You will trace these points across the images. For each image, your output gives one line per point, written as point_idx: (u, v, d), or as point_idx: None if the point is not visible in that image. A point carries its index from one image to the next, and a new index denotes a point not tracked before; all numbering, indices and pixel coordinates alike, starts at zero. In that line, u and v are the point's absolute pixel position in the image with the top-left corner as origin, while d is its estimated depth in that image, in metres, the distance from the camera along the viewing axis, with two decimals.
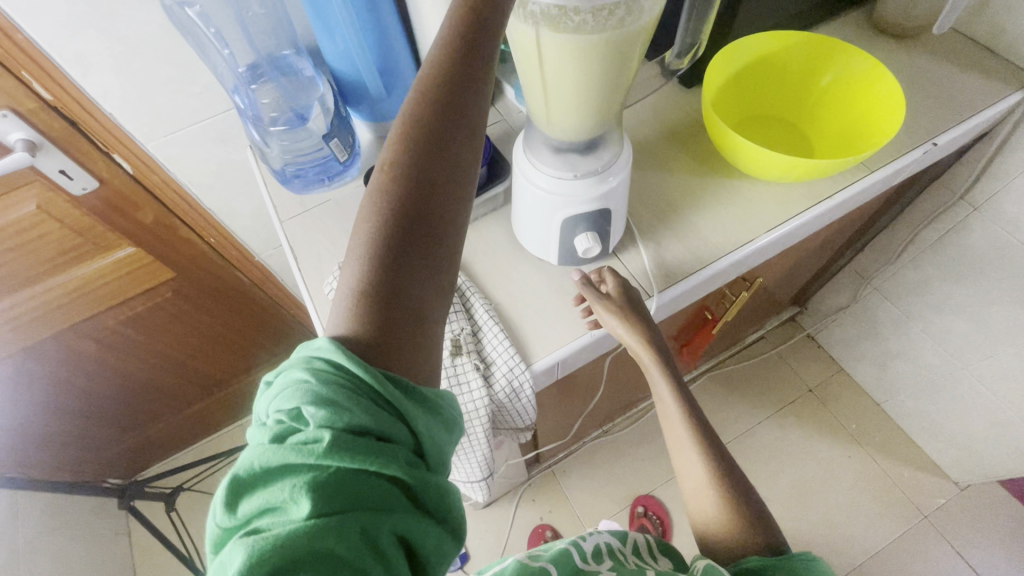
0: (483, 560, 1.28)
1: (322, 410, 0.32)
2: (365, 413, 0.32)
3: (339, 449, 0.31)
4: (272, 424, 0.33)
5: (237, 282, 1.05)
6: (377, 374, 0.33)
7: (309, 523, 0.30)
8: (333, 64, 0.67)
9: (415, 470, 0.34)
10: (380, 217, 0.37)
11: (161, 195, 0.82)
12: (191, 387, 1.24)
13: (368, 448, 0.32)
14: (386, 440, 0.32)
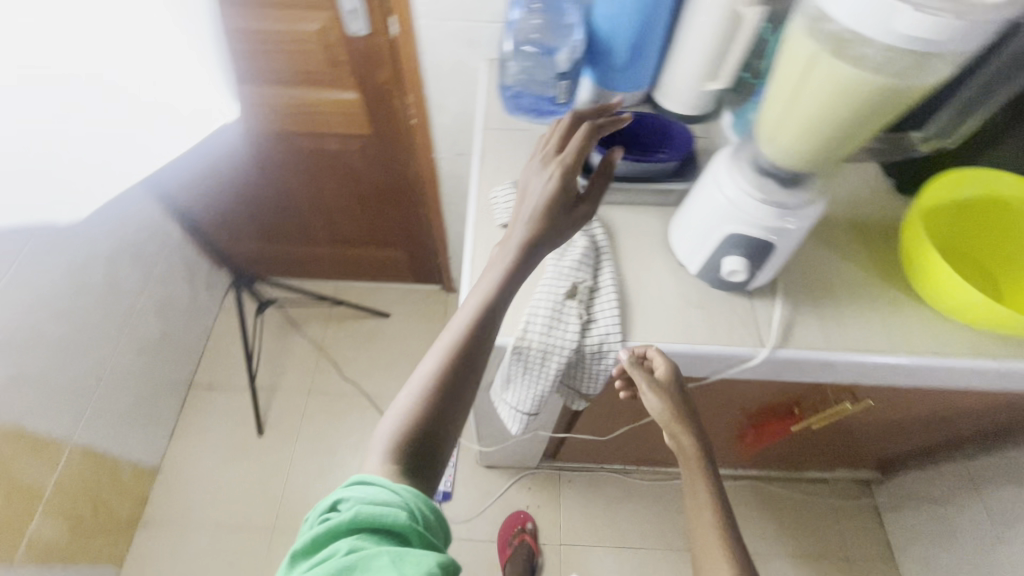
0: (461, 508, 1.34)
1: (350, 498, 0.47)
2: (380, 496, 0.47)
3: (361, 516, 0.46)
4: (320, 517, 0.48)
5: (408, 165, 1.19)
6: (392, 477, 0.49)
7: (344, 558, 0.43)
8: (595, 20, 0.72)
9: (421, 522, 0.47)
10: (431, 380, 0.53)
11: (402, 66, 0.96)
12: (323, 231, 1.42)
13: (382, 515, 0.46)
14: (396, 502, 0.47)
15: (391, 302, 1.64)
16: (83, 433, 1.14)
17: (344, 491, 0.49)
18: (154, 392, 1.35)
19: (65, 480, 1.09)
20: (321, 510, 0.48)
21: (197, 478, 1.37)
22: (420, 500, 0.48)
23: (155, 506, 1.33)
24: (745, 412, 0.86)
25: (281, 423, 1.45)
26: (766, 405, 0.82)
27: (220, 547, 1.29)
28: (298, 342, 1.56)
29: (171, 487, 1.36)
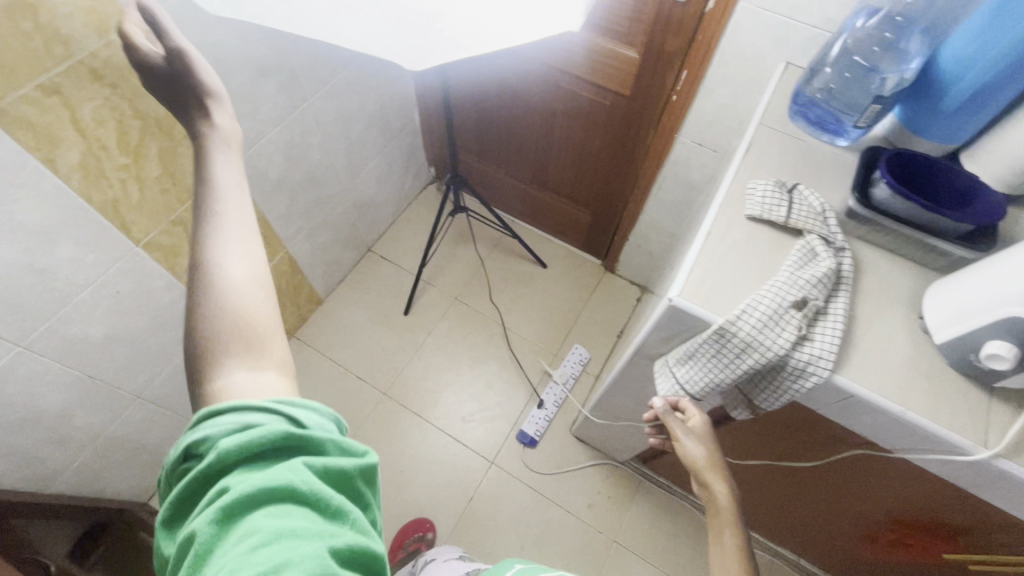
0: (537, 460, 1.40)
1: (206, 437, 0.41)
2: (235, 424, 0.41)
3: (225, 452, 0.40)
4: (177, 468, 0.43)
5: (642, 136, 1.22)
6: (241, 410, 0.43)
7: (225, 503, 0.38)
8: (940, 56, 0.67)
9: (301, 428, 0.43)
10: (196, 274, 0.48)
11: (695, 41, 0.97)
12: (531, 167, 1.52)
13: (252, 442, 0.40)
14: (268, 422, 0.42)
15: (551, 256, 1.72)
16: (297, 247, 1.36)
17: (192, 436, 0.42)
18: (347, 241, 1.57)
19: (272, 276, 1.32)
20: (174, 461, 0.42)
21: (346, 325, 1.58)
22: (293, 411, 0.43)
23: (309, 330, 1.57)
24: (892, 511, 0.79)
25: (424, 313, 1.61)
26: (925, 517, 0.74)
27: (342, 387, 1.49)
28: (463, 253, 1.71)
29: (325, 322, 1.58)
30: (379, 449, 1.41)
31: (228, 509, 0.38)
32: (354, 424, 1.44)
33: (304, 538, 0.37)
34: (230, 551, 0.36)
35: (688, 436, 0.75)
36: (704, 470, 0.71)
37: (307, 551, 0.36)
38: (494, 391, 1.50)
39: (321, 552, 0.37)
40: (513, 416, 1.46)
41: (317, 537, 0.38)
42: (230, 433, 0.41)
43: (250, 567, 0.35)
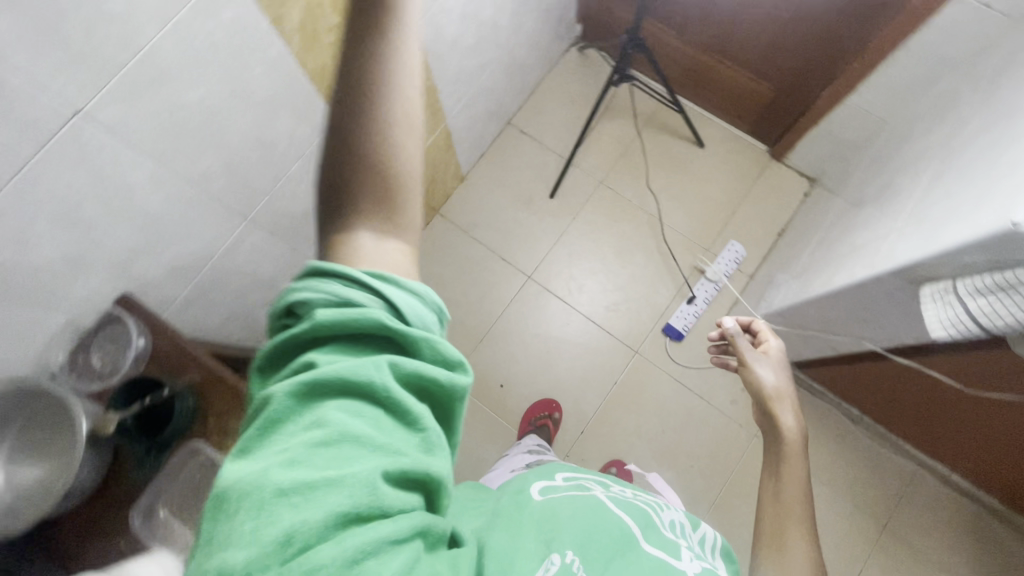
0: (684, 354, 1.40)
1: (308, 301, 0.37)
2: (335, 293, 0.37)
3: (318, 320, 0.36)
4: (270, 330, 0.40)
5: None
6: (340, 278, 0.38)
7: (304, 377, 0.34)
8: None
9: (402, 320, 0.38)
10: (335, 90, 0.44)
11: None
12: (715, 29, 1.29)
13: (347, 317, 0.36)
14: (366, 306, 0.37)
15: (711, 138, 1.55)
16: (454, 119, 1.28)
17: (288, 292, 0.39)
18: (493, 112, 1.46)
19: (431, 151, 1.27)
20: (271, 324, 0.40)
21: (488, 203, 1.54)
22: (396, 296, 0.38)
23: (452, 207, 1.54)
24: None
25: (568, 196, 1.53)
26: None
27: (487, 267, 1.50)
28: (610, 130, 1.57)
29: (468, 199, 1.55)
30: (525, 329, 1.45)
31: (300, 393, 0.34)
32: (501, 304, 1.47)
33: (369, 448, 0.33)
34: (292, 437, 0.33)
35: (761, 364, 0.76)
36: (776, 399, 0.70)
37: (373, 468, 0.33)
38: (640, 281, 1.46)
39: (378, 470, 0.33)
40: (660, 308, 1.44)
41: (389, 448, 0.34)
42: (328, 303, 0.37)
43: (301, 469, 0.31)
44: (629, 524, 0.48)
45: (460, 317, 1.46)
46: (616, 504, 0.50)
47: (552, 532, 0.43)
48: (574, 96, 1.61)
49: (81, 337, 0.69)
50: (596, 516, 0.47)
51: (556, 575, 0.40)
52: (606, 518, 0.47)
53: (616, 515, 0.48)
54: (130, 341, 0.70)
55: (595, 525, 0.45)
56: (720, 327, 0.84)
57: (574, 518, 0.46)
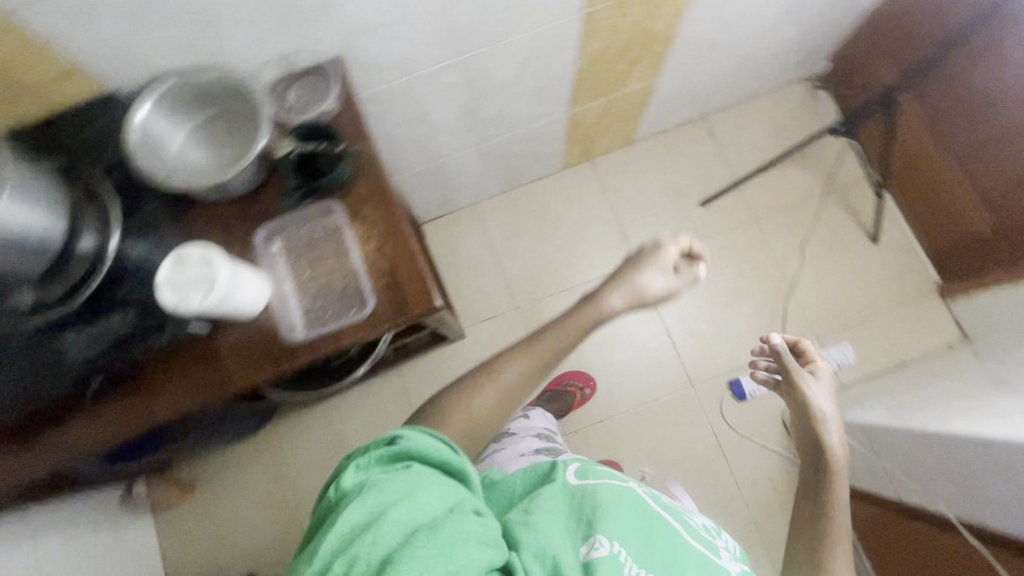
0: (735, 413, 1.35)
1: (407, 438, 0.57)
2: (424, 440, 0.57)
3: (411, 447, 0.56)
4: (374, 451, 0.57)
5: None
6: (424, 432, 0.58)
7: (404, 471, 0.53)
8: None
9: (454, 456, 0.58)
10: None
11: None
12: (972, 132, 1.17)
13: (429, 450, 0.56)
14: (439, 443, 0.58)
15: (889, 239, 1.42)
16: (665, 81, 1.25)
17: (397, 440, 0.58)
18: (699, 98, 1.41)
19: (628, 97, 1.25)
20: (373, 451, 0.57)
21: (640, 178, 1.52)
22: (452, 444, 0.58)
23: (607, 162, 1.53)
24: None
25: (716, 214, 1.48)
26: None
27: (605, 232, 1.48)
28: (794, 177, 1.47)
29: (625, 163, 1.52)
30: None
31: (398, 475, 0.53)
32: (597, 270, 1.46)
33: (434, 505, 0.50)
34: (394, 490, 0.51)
35: (807, 383, 0.76)
36: (818, 419, 0.73)
37: (437, 519, 0.49)
38: (735, 328, 1.40)
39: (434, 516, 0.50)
40: (737, 361, 1.38)
41: (447, 512, 0.50)
42: (421, 442, 0.57)
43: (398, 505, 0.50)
44: (671, 508, 0.74)
45: (556, 259, 1.47)
46: (658, 506, 0.70)
47: (601, 522, 0.61)
48: (779, 127, 1.51)
49: (293, 74, 0.75)
50: (636, 513, 0.65)
51: (603, 555, 0.58)
52: (646, 516, 0.66)
53: (655, 516, 0.67)
54: (325, 101, 0.73)
55: (635, 522, 0.64)
56: (766, 340, 0.80)
57: (619, 515, 0.64)
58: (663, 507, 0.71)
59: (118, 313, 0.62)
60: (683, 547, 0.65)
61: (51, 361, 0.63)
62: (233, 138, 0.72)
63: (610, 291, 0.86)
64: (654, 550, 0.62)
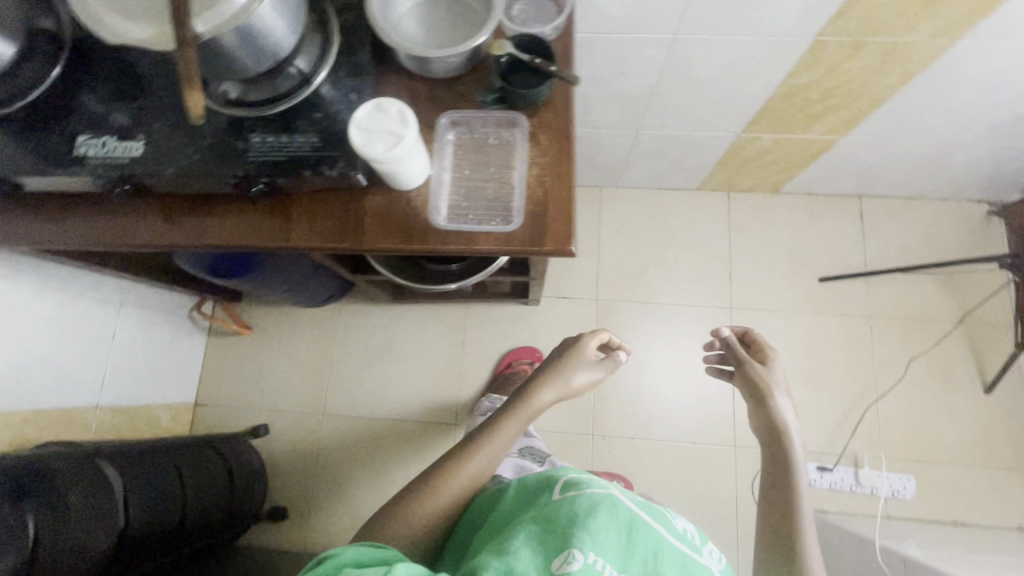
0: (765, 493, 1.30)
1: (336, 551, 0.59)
2: (352, 551, 0.59)
3: (340, 555, 0.58)
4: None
5: None
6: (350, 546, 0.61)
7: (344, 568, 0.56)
8: None
9: (381, 550, 0.61)
10: None
11: None
12: None
13: (360, 553, 0.59)
14: (363, 548, 0.61)
15: (1003, 395, 1.31)
16: (847, 144, 1.19)
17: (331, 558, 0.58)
18: (866, 176, 1.34)
19: (801, 145, 1.20)
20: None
21: (770, 230, 1.46)
22: (376, 547, 0.62)
23: (742, 201, 1.48)
24: None
25: (831, 296, 1.40)
26: None
27: (712, 266, 1.45)
28: (929, 293, 1.38)
29: (759, 209, 1.47)
30: (682, 332, 1.41)
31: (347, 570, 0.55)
32: (689, 298, 1.43)
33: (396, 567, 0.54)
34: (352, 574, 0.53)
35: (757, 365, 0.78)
36: (770, 391, 0.75)
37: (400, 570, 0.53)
38: (801, 412, 1.34)
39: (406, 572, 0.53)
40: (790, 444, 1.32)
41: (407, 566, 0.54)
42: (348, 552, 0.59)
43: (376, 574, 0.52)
44: (655, 507, 0.70)
45: (654, 271, 1.45)
46: (645, 510, 0.67)
47: (575, 533, 0.60)
48: (935, 238, 1.41)
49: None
50: (614, 516, 0.63)
51: (581, 568, 0.57)
52: (626, 516, 0.64)
53: (643, 520, 0.65)
54: (546, 23, 0.73)
55: (613, 526, 0.62)
56: (713, 333, 0.85)
57: (595, 522, 0.62)
58: (645, 507, 0.68)
59: (303, 135, 0.65)
60: (665, 549, 0.63)
61: (224, 152, 0.66)
62: (452, 26, 0.74)
63: (545, 389, 0.79)
64: (635, 555, 0.61)
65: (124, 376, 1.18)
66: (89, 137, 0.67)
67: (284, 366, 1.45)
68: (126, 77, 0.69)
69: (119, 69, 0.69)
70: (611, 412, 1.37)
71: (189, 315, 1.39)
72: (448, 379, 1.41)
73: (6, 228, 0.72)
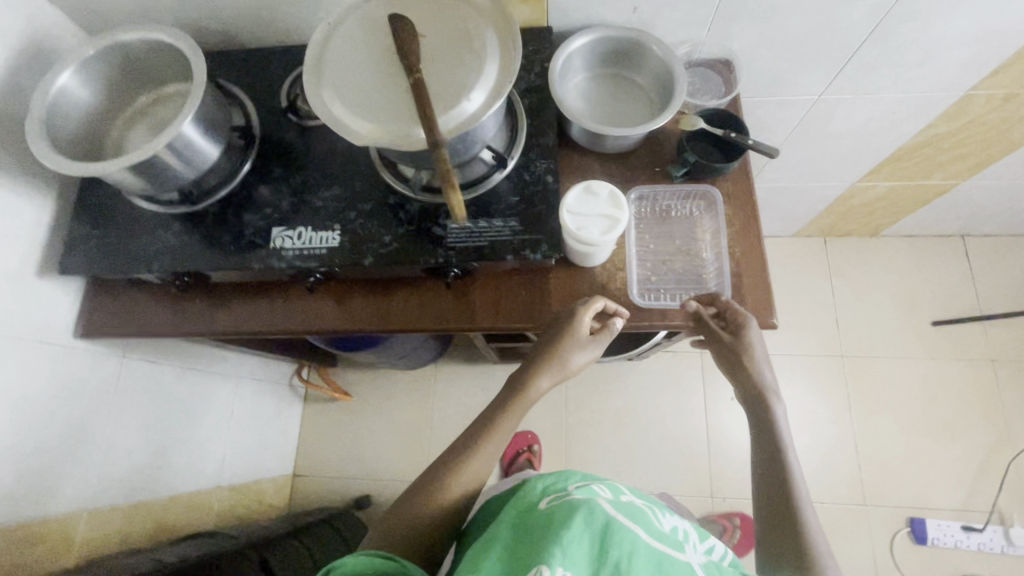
0: (909, 557, 1.20)
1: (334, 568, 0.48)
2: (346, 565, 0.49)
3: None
4: None
5: None
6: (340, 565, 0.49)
7: None
8: None
9: (386, 561, 0.49)
10: None
11: None
12: None
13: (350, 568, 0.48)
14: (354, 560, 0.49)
15: None
16: (964, 188, 1.17)
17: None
18: (976, 216, 1.31)
19: (916, 190, 1.19)
20: None
21: (873, 275, 1.42)
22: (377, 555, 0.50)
23: (839, 245, 1.46)
24: None
25: (949, 341, 1.35)
26: None
27: (817, 312, 1.41)
28: None
29: (858, 253, 1.44)
30: (792, 382, 1.36)
31: None
32: (796, 346, 1.39)
33: None
34: None
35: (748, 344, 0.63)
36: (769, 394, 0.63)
37: None
38: (934, 467, 1.26)
39: None
40: (927, 502, 1.24)
41: None
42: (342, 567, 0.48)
43: None
44: (641, 506, 0.54)
45: None
46: (631, 512, 0.51)
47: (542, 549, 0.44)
48: None
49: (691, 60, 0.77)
50: (591, 523, 0.47)
51: None
52: (606, 521, 0.47)
53: (632, 528, 0.48)
54: (719, 94, 0.74)
55: (588, 537, 0.46)
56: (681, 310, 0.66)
57: (564, 532, 0.46)
58: (625, 510, 0.51)
59: (502, 219, 0.65)
60: (646, 557, 0.47)
61: (420, 238, 0.65)
62: (618, 102, 0.73)
63: (543, 374, 0.63)
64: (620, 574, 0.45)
65: (239, 452, 1.16)
66: (284, 229, 0.67)
67: (382, 431, 1.41)
68: (313, 167, 0.70)
69: (304, 160, 0.70)
70: (727, 471, 1.31)
71: (290, 382, 1.37)
72: (553, 441, 1.36)
73: (179, 319, 0.71)
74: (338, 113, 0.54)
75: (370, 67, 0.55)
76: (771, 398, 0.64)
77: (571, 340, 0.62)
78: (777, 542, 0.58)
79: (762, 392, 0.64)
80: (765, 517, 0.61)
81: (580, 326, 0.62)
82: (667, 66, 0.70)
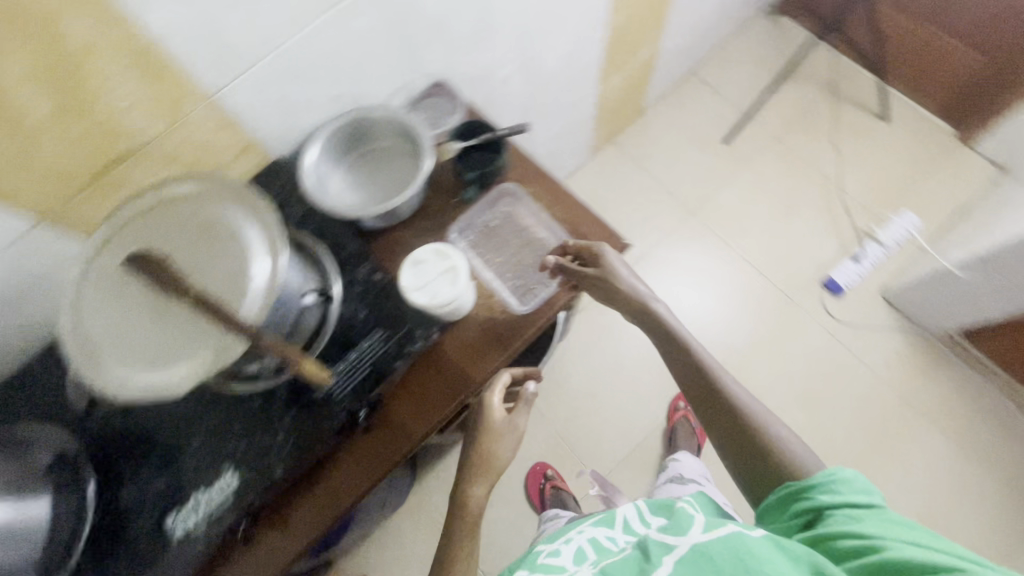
0: (843, 308, 1.40)
1: None
2: None
3: None
4: None
5: None
6: None
7: None
8: None
9: None
10: None
11: None
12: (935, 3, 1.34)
13: None
14: None
15: (897, 113, 1.56)
16: (664, 42, 1.38)
17: None
18: (687, 53, 1.55)
19: (640, 66, 1.37)
20: None
21: (663, 140, 1.62)
22: None
23: (626, 138, 1.63)
24: None
25: (742, 146, 1.58)
26: None
27: (652, 196, 1.57)
28: (793, 91, 1.61)
29: (641, 133, 1.63)
30: (679, 258, 1.50)
31: None
32: (659, 231, 1.53)
33: None
34: None
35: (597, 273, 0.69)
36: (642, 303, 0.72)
37: None
38: (804, 236, 1.48)
39: None
40: (822, 262, 1.45)
41: None
42: None
43: None
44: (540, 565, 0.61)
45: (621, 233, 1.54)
46: None
47: None
48: (760, 57, 1.66)
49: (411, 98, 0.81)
50: None
51: None
52: None
53: None
54: (453, 110, 0.80)
55: None
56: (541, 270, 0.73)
57: None
58: None
59: (368, 340, 0.64)
60: None
61: (311, 413, 0.61)
62: (381, 176, 0.75)
63: (473, 482, 0.68)
64: None
65: None
66: (177, 512, 0.59)
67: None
68: (161, 435, 0.62)
69: (147, 435, 0.62)
70: None
71: None
72: (558, 452, 1.36)
73: None
74: (148, 381, 0.49)
75: (141, 318, 0.51)
76: (652, 305, 0.73)
77: (489, 430, 0.70)
78: (716, 417, 0.66)
79: (643, 303, 0.72)
80: (699, 409, 0.68)
81: (495, 409, 0.71)
82: (404, 125, 0.73)
